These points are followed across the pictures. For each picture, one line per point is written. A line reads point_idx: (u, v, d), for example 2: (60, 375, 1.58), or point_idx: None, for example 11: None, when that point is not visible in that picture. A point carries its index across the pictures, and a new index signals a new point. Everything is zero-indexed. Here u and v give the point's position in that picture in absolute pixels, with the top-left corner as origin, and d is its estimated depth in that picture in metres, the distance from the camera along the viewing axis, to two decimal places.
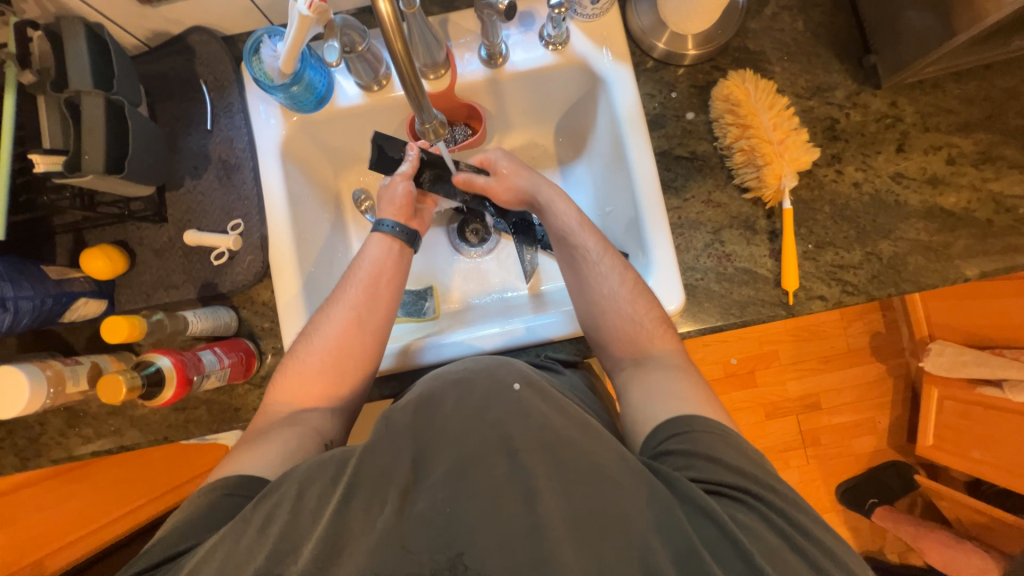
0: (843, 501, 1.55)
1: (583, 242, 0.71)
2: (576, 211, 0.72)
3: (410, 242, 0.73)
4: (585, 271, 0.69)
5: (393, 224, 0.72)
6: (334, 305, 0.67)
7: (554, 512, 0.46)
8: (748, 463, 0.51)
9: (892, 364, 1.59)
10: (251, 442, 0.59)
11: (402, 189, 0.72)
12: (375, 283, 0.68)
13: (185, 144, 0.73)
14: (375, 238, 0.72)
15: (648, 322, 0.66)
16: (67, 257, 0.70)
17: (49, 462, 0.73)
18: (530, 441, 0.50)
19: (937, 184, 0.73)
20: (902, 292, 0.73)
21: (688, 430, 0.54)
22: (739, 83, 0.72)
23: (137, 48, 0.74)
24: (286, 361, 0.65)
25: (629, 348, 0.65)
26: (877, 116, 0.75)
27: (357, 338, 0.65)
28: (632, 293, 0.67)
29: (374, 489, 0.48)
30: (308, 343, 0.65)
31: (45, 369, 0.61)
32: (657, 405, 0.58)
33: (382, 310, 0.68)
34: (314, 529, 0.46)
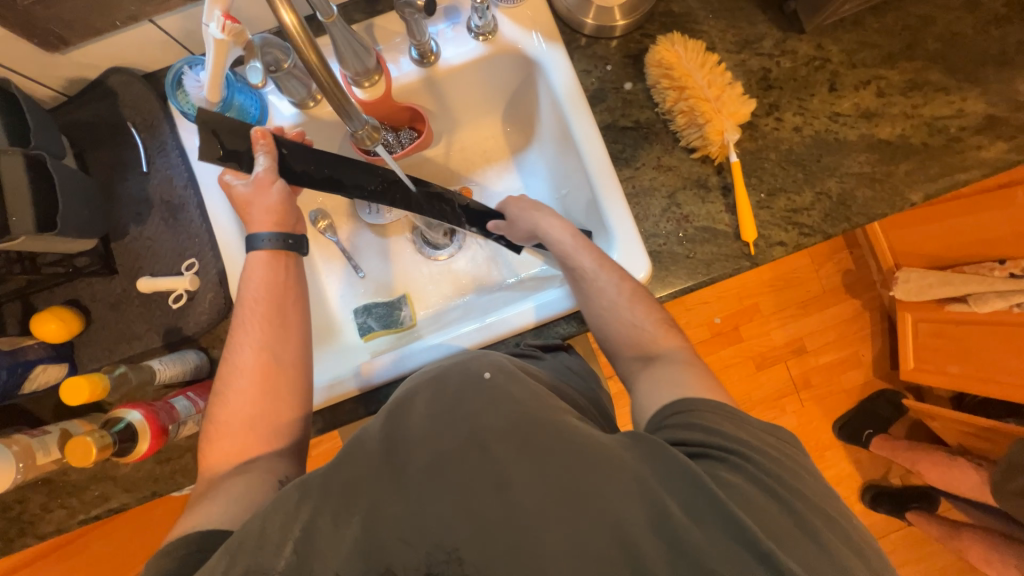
0: (842, 438, 1.61)
1: (580, 261, 0.69)
2: (570, 231, 0.70)
3: (298, 249, 0.66)
4: (585, 287, 0.68)
5: (270, 236, 0.63)
6: (237, 347, 0.61)
7: (527, 495, 0.46)
8: (742, 432, 0.51)
9: (866, 297, 1.64)
10: (196, 502, 0.55)
11: (273, 191, 0.63)
12: (279, 307, 0.62)
13: (123, 191, 0.70)
14: (255, 258, 0.63)
15: (649, 325, 0.65)
16: (18, 326, 0.67)
17: (36, 539, 0.70)
18: (498, 430, 0.49)
19: (872, 117, 0.75)
20: (855, 226, 0.75)
21: (691, 408, 0.54)
22: (669, 47, 0.73)
23: (55, 100, 0.71)
24: (207, 423, 0.60)
25: (636, 350, 0.65)
26: (806, 59, 0.77)
27: (275, 371, 0.61)
28: (631, 300, 0.66)
29: (340, 505, 0.47)
30: (224, 396, 0.60)
31: (11, 444, 0.59)
32: (662, 390, 0.58)
33: (294, 334, 0.63)
34: (283, 553, 0.45)
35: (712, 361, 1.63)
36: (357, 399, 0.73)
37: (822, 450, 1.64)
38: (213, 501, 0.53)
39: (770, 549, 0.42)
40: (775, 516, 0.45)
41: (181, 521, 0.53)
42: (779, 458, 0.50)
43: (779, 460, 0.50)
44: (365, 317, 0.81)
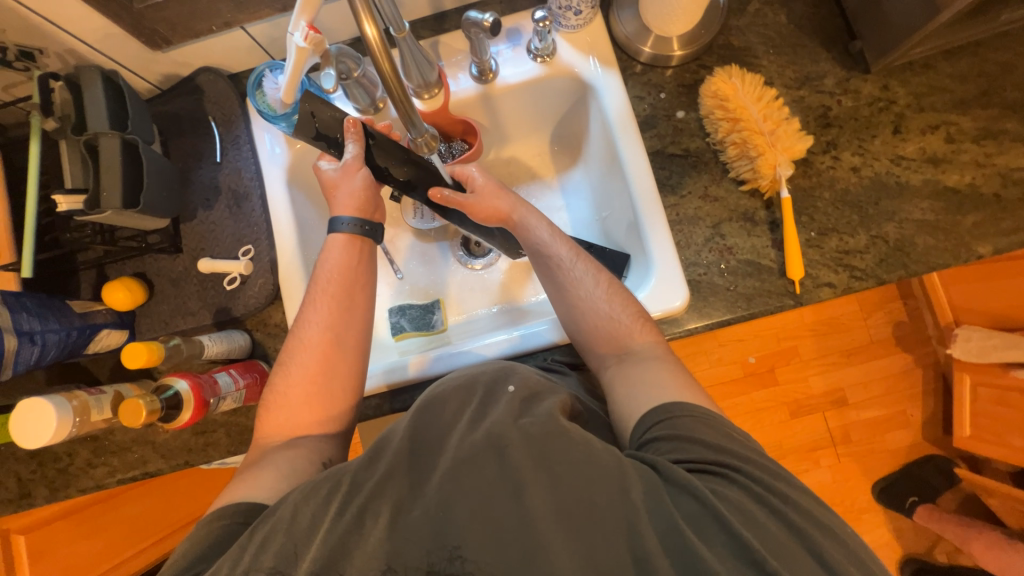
0: (881, 501, 1.49)
1: (557, 251, 0.68)
2: (547, 224, 0.70)
3: (373, 237, 0.69)
4: (562, 280, 0.67)
5: (349, 220, 0.67)
6: (304, 326, 0.65)
7: (541, 503, 0.46)
8: (723, 438, 0.52)
9: (918, 353, 1.53)
10: (246, 473, 0.59)
11: (358, 181, 0.65)
12: (346, 295, 0.66)
13: (197, 178, 0.77)
14: (335, 242, 0.68)
15: (626, 318, 0.64)
16: (91, 292, 0.74)
17: (77, 491, 0.75)
18: (518, 436, 0.49)
19: (938, 163, 0.72)
20: (913, 274, 0.71)
21: (670, 416, 0.54)
22: (726, 79, 0.73)
23: (150, 92, 0.79)
24: (267, 395, 0.64)
25: (612, 345, 0.64)
26: (869, 100, 0.75)
27: (336, 356, 0.64)
28: (608, 293, 0.66)
29: (368, 500, 0.48)
30: (286, 372, 0.64)
31: (71, 399, 0.63)
32: (640, 395, 0.58)
33: (357, 322, 0.66)
34: (312, 543, 0.46)
35: (743, 402, 1.56)
36: (383, 396, 0.75)
37: (858, 512, 1.52)
38: (260, 481, 0.57)
39: (771, 564, 0.43)
40: (775, 534, 0.45)
41: (229, 494, 0.57)
42: (808, 508, 0.48)
43: (808, 510, 0.47)
44: (399, 317, 0.84)
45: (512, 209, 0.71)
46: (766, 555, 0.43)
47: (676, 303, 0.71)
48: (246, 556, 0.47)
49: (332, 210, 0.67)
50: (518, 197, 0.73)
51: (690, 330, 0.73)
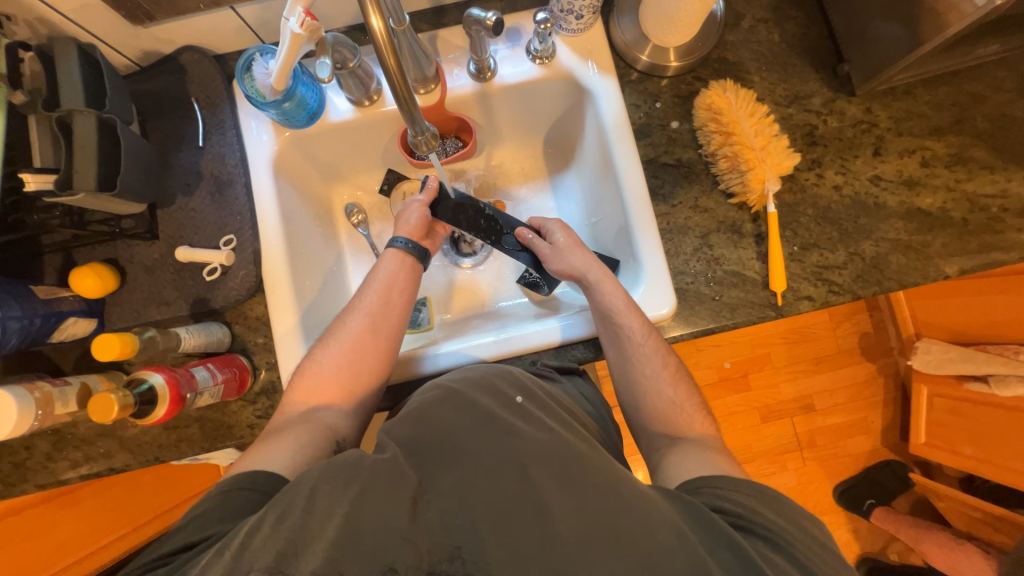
0: (841, 503, 1.56)
1: (628, 322, 0.68)
2: (623, 292, 0.70)
3: (422, 259, 0.75)
4: (630, 351, 0.67)
5: (406, 241, 0.74)
6: (350, 314, 0.69)
7: (563, 524, 0.46)
8: (788, 521, 0.51)
9: (881, 363, 1.61)
10: (266, 440, 0.59)
11: (417, 213, 0.76)
12: (388, 294, 0.70)
13: (177, 162, 0.73)
14: (389, 252, 0.74)
15: (689, 407, 0.66)
16: (56, 277, 0.69)
17: (35, 487, 0.71)
18: (538, 456, 0.51)
19: (914, 186, 0.76)
20: (886, 290, 0.75)
21: (732, 484, 0.54)
22: (721, 93, 0.75)
23: (128, 68, 0.75)
24: (302, 364, 0.67)
25: (667, 426, 0.66)
26: (853, 121, 0.77)
27: (370, 343, 0.67)
28: (673, 378, 0.68)
29: (384, 494, 0.48)
30: (324, 347, 0.67)
31: (34, 391, 0.60)
32: (689, 464, 0.59)
33: (394, 320, 0.69)
34: (326, 529, 0.45)
35: (716, 406, 1.60)
36: None
37: (820, 514, 1.59)
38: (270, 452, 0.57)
39: None
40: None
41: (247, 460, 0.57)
42: None
43: None
44: None
45: (586, 273, 0.73)
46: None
47: (663, 310, 0.72)
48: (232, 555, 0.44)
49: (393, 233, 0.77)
50: (596, 261, 0.74)
51: (675, 338, 0.74)
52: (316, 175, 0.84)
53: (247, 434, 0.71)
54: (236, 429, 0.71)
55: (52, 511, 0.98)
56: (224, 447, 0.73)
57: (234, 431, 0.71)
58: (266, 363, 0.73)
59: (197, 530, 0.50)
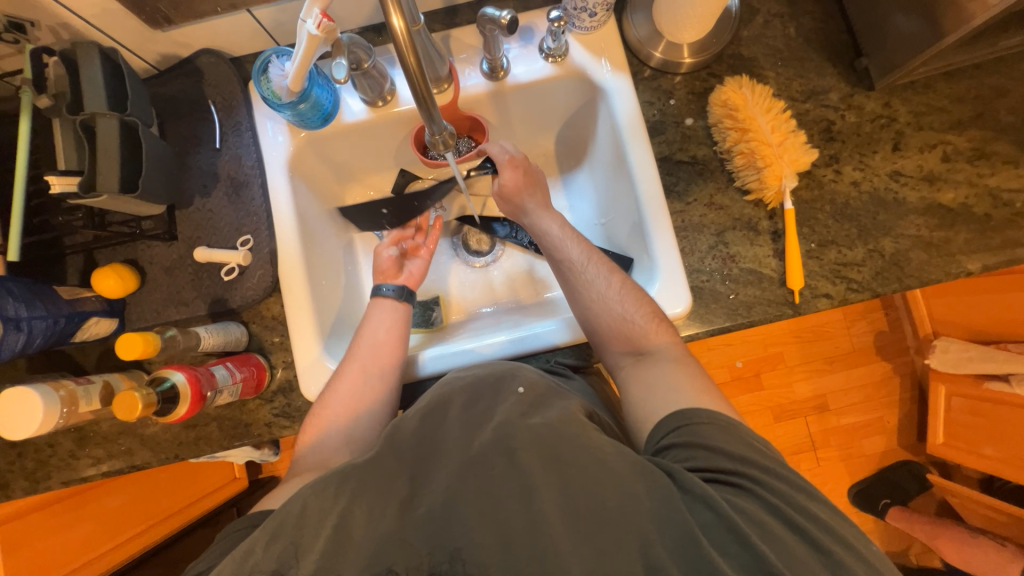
0: (857, 504, 1.54)
1: (567, 254, 0.72)
2: (559, 223, 0.74)
3: (407, 299, 0.75)
4: (574, 280, 0.71)
5: (391, 287, 0.75)
6: (345, 361, 0.69)
7: (552, 506, 0.46)
8: (744, 448, 0.52)
9: (897, 362, 1.59)
10: (281, 487, 0.60)
11: (385, 256, 0.79)
12: (377, 337, 0.70)
13: (195, 163, 0.74)
14: (378, 302, 0.74)
15: (640, 318, 0.66)
16: (78, 277, 0.71)
17: (59, 484, 0.72)
18: (528, 440, 0.50)
19: (934, 181, 0.74)
20: (906, 288, 0.73)
21: (690, 423, 0.54)
22: (736, 89, 0.74)
23: (146, 72, 0.76)
24: (307, 418, 0.66)
25: (627, 345, 0.66)
26: (871, 116, 0.76)
27: (366, 385, 0.66)
28: (620, 293, 0.68)
29: (375, 498, 0.48)
30: (322, 400, 0.66)
31: (58, 389, 0.61)
32: (658, 400, 0.59)
33: (388, 355, 0.69)
34: (320, 537, 0.45)
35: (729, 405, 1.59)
36: None
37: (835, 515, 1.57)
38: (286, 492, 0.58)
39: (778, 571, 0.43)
40: (794, 549, 0.45)
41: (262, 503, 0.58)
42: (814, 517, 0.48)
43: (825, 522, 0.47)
44: None
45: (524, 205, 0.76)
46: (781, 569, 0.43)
47: (678, 309, 0.71)
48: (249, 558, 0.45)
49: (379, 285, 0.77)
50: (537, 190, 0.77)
51: (691, 336, 0.74)
52: (329, 176, 0.85)
53: (264, 432, 0.72)
54: (253, 428, 0.72)
55: (99, 498, 1.01)
56: (242, 445, 0.74)
57: (252, 429, 0.72)
58: (282, 362, 0.73)
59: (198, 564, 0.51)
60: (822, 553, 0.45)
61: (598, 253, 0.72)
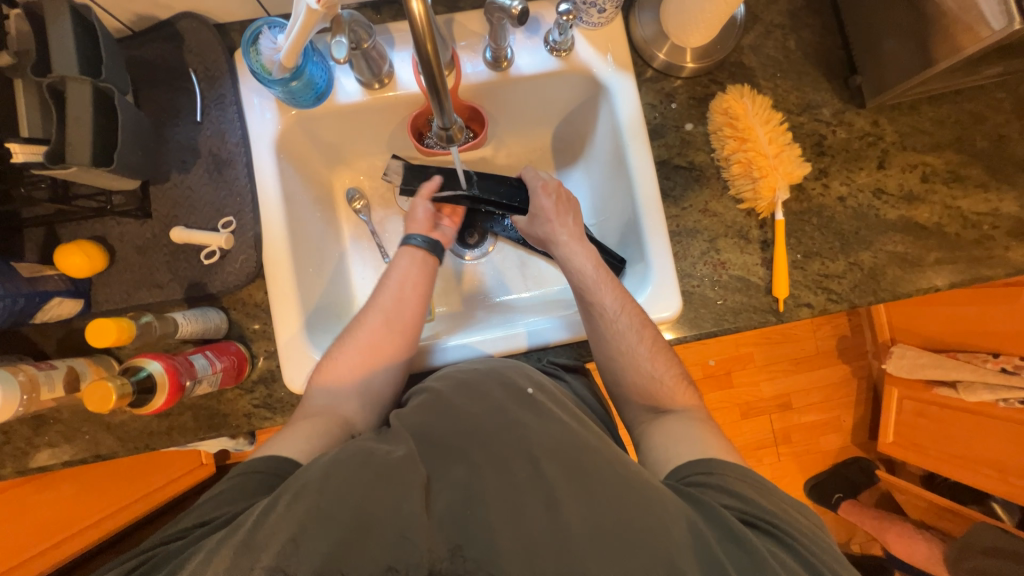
0: (812, 497, 1.64)
1: (601, 298, 0.69)
2: (593, 265, 0.71)
3: (434, 251, 0.73)
4: (605, 330, 0.68)
5: (419, 236, 0.72)
6: (367, 310, 0.68)
7: (577, 519, 0.45)
8: (773, 503, 0.53)
9: (856, 365, 1.68)
10: (284, 429, 0.59)
11: (423, 209, 0.75)
12: (402, 290, 0.69)
13: (173, 136, 0.69)
14: (403, 251, 0.72)
15: (668, 379, 0.67)
16: (38, 253, 0.65)
17: (12, 473, 0.68)
18: (552, 450, 0.50)
19: (913, 201, 0.78)
20: (880, 300, 0.77)
21: (722, 473, 0.55)
22: (737, 98, 0.75)
23: (119, 32, 0.69)
24: (322, 360, 0.66)
25: (649, 401, 0.68)
26: (860, 133, 0.79)
27: (388, 337, 0.66)
28: (651, 351, 0.68)
29: (394, 480, 0.47)
30: (343, 345, 0.66)
31: (17, 374, 0.56)
32: (681, 447, 0.60)
33: (415, 315, 0.68)
34: (336, 516, 0.44)
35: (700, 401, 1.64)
36: None
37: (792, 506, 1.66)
38: (297, 437, 0.58)
39: None
40: None
41: (268, 446, 0.57)
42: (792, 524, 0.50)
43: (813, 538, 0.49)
44: None
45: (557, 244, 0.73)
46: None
47: (668, 312, 0.73)
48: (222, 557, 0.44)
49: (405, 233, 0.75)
50: (567, 229, 0.73)
51: (679, 339, 0.75)
52: (318, 157, 0.81)
53: (243, 423, 0.69)
54: (231, 419, 0.69)
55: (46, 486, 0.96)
56: (217, 436, 0.71)
57: (230, 420, 0.69)
58: (264, 352, 0.70)
59: (215, 507, 0.51)
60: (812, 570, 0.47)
61: (632, 301, 0.69)
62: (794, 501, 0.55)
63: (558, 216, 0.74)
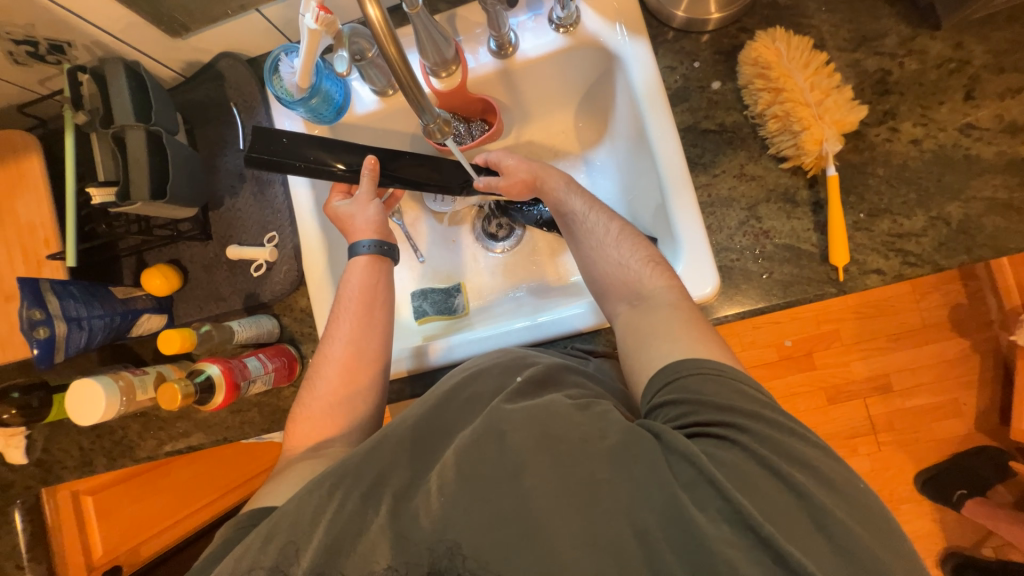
0: (925, 493, 1.41)
1: (572, 207, 0.70)
2: (566, 179, 0.73)
3: (389, 257, 0.72)
4: (576, 231, 0.69)
5: (370, 243, 0.71)
6: (331, 342, 0.67)
7: (540, 479, 0.47)
8: (734, 399, 0.48)
9: (977, 338, 1.42)
10: (275, 479, 0.60)
11: (371, 211, 0.71)
12: (369, 310, 0.68)
13: (223, 165, 0.78)
14: (357, 262, 0.71)
15: (635, 263, 0.63)
16: (132, 277, 0.78)
17: (133, 461, 0.81)
18: (518, 420, 0.50)
19: (1017, 133, 0.63)
20: (978, 259, 0.64)
21: (678, 377, 0.51)
22: (769, 44, 0.66)
23: (175, 80, 0.80)
24: (297, 408, 0.66)
25: (624, 292, 0.62)
26: (939, 61, 0.66)
27: (358, 371, 0.66)
28: (618, 239, 0.66)
29: (369, 489, 0.50)
30: (313, 387, 0.66)
31: (118, 379, 0.68)
32: (652, 349, 0.56)
33: (379, 337, 0.68)
34: (313, 533, 0.47)
35: (776, 385, 1.50)
36: (404, 380, 0.77)
37: (898, 502, 1.45)
38: (285, 485, 0.58)
39: (765, 529, 0.41)
40: (781, 502, 0.43)
41: (258, 498, 0.58)
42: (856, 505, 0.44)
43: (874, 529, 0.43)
44: (421, 301, 0.85)
45: (546, 180, 0.73)
46: (763, 522, 0.41)
47: (705, 291, 0.66)
48: (254, 540, 0.48)
49: (351, 237, 0.72)
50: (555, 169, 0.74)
51: (722, 320, 0.69)
52: None
53: None
54: (289, 414, 0.77)
55: (158, 477, 1.14)
56: (281, 429, 0.79)
57: (288, 415, 0.77)
58: (312, 352, 0.77)
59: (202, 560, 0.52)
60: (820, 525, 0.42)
61: (602, 203, 0.70)
62: None
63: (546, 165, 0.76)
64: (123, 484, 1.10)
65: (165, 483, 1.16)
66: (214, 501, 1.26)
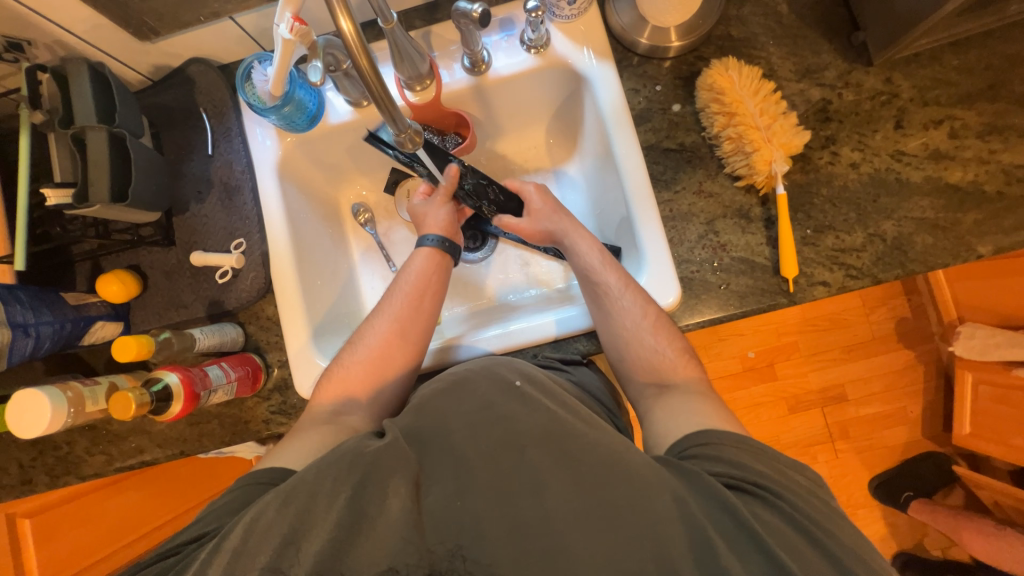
0: (877, 497, 1.48)
1: (604, 278, 0.69)
2: (598, 253, 0.72)
3: (452, 255, 0.75)
4: (606, 304, 0.68)
5: (436, 239, 0.74)
6: (378, 317, 0.70)
7: (562, 503, 0.47)
8: (770, 468, 0.51)
9: (920, 350, 1.52)
10: (290, 437, 0.61)
11: (443, 212, 0.76)
12: (418, 296, 0.70)
13: (189, 170, 0.77)
14: (420, 251, 0.74)
15: (670, 352, 0.66)
16: (86, 283, 0.74)
17: (77, 479, 0.76)
18: (536, 436, 0.52)
19: (940, 159, 0.70)
20: (910, 273, 0.70)
21: (715, 441, 0.54)
22: (723, 71, 0.71)
23: (140, 82, 0.78)
24: (331, 368, 0.68)
25: (651, 376, 0.66)
26: (872, 93, 0.72)
27: (398, 348, 0.68)
28: (654, 326, 0.67)
29: (383, 479, 0.49)
30: (353, 351, 0.68)
31: (66, 391, 0.64)
32: (681, 421, 0.58)
33: (424, 323, 0.70)
34: (327, 518, 0.47)
35: (740, 395, 1.55)
36: None
37: (854, 507, 1.52)
38: (298, 449, 0.58)
39: None
40: (808, 557, 0.45)
41: (270, 456, 0.58)
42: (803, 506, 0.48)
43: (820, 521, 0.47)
44: None
45: (563, 233, 0.75)
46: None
47: (667, 300, 0.70)
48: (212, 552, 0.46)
49: (421, 231, 0.76)
50: (569, 220, 0.76)
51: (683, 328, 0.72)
52: (321, 176, 0.86)
53: (262, 429, 0.74)
54: (252, 425, 0.74)
55: (103, 499, 1.07)
56: (243, 441, 0.76)
57: (250, 426, 0.75)
58: (279, 361, 0.76)
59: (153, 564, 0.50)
60: (807, 535, 0.46)
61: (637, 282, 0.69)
62: (814, 491, 0.51)
63: (565, 213, 0.77)
64: (65, 506, 1.02)
65: (109, 507, 1.08)
66: (157, 530, 1.15)
